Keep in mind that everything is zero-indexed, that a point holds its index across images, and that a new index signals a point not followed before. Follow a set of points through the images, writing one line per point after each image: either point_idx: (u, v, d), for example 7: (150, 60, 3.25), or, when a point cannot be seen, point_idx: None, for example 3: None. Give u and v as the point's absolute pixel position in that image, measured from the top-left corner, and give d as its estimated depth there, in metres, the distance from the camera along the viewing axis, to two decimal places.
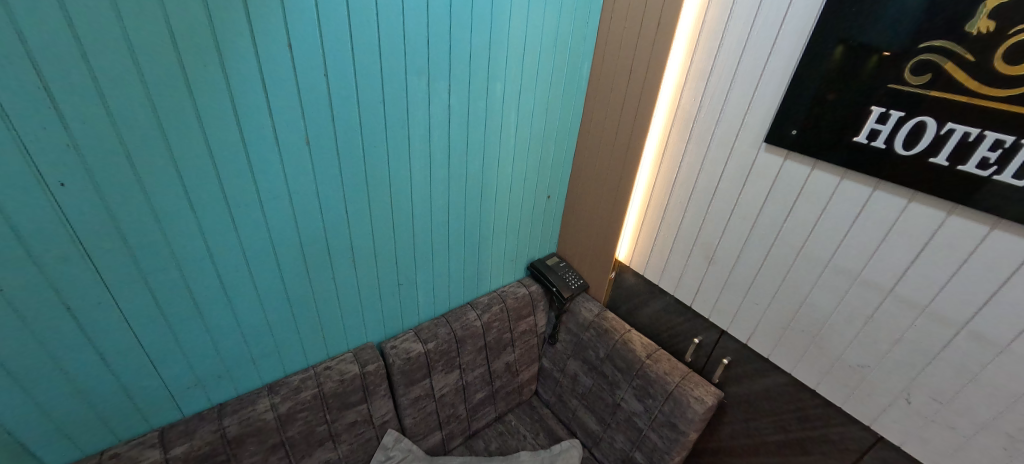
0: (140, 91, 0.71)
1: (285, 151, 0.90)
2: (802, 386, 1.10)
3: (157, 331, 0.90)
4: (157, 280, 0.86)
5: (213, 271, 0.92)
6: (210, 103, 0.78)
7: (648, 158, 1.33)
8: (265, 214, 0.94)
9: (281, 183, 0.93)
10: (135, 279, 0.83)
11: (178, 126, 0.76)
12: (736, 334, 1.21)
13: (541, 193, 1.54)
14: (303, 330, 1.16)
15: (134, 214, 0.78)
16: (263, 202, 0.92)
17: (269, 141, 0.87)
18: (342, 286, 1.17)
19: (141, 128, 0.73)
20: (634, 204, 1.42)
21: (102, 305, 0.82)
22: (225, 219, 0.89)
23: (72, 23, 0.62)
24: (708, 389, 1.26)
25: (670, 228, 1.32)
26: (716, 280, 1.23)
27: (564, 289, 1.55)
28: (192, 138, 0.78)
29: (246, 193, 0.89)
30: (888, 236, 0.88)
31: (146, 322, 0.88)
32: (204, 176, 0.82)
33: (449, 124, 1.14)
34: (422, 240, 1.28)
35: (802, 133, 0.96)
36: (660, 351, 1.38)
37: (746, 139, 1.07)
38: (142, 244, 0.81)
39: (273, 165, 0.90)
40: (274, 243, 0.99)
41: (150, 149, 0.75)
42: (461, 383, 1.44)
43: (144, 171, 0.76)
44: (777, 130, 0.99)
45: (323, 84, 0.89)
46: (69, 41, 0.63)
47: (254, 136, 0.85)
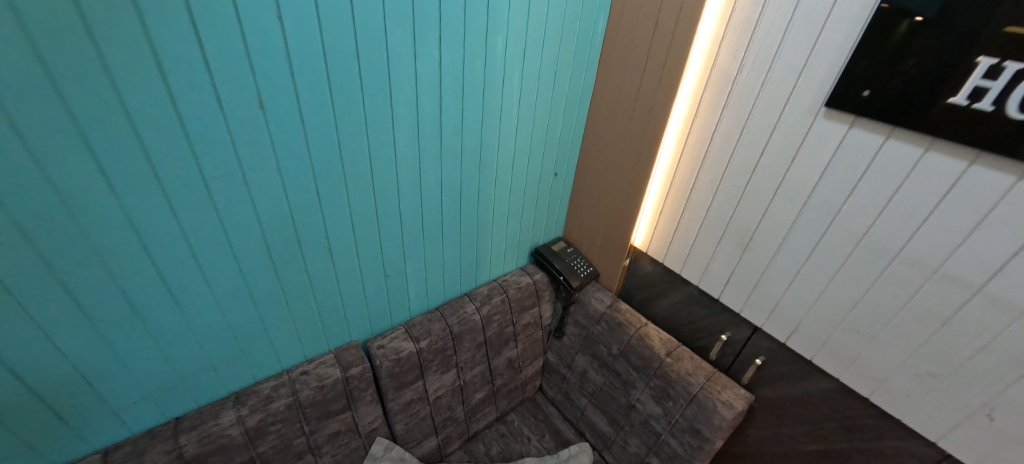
0: (13, 29, 0.51)
1: (234, 118, 0.71)
2: (851, 394, 0.96)
3: (84, 341, 0.73)
4: (76, 280, 0.68)
5: (151, 267, 0.74)
6: (122, 50, 0.58)
7: (672, 129, 1.14)
8: (213, 196, 0.75)
9: (230, 159, 0.74)
10: (46, 280, 0.66)
11: (76, 78, 0.56)
12: (772, 331, 1.06)
13: (547, 169, 1.35)
14: (272, 331, 0.99)
15: (29, 198, 0.60)
16: (208, 181, 0.73)
17: (210, 104, 0.68)
18: (315, 280, 1.00)
19: (24, 83, 0.54)
20: (654, 182, 1.24)
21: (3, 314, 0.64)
22: (160, 203, 0.70)
23: None
24: (736, 391, 1.12)
25: (697, 210, 1.14)
26: (751, 270, 1.06)
27: (572, 278, 1.39)
28: (101, 99, 0.59)
29: (184, 170, 0.70)
30: (985, 222, 0.71)
31: (68, 331, 0.71)
32: (124, 148, 0.63)
33: (441, 88, 0.95)
34: (410, 224, 1.10)
35: (874, 95, 0.77)
36: (681, 348, 1.24)
37: (801, 103, 0.88)
38: (49, 237, 0.63)
39: (216, 134, 0.70)
40: (227, 230, 0.80)
41: (41, 112, 0.56)
42: (459, 383, 1.29)
43: (36, 142, 0.57)
44: (843, 91, 0.81)
45: (278, 29, 0.68)
46: None
47: (189, 96, 0.65)
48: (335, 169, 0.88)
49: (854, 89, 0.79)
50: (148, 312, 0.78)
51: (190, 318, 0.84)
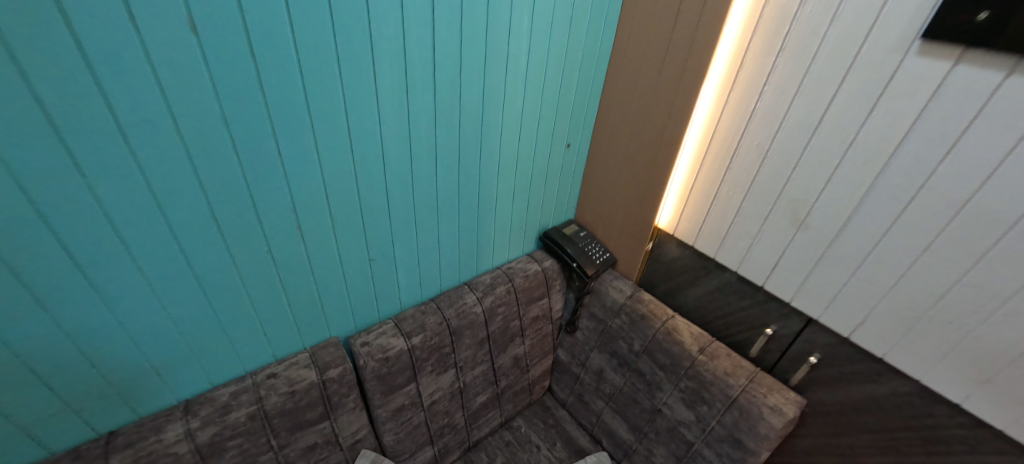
0: None
1: (155, 41, 0.52)
2: (934, 399, 0.79)
3: None
4: None
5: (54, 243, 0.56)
6: None
7: (710, 85, 0.95)
8: (136, 151, 0.57)
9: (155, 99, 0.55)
10: None
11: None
12: (832, 324, 0.89)
13: (559, 138, 1.17)
14: (230, 326, 0.81)
15: None
16: (126, 130, 0.55)
17: (117, 17, 0.48)
18: (281, 264, 0.81)
19: None
20: (685, 151, 1.05)
21: None
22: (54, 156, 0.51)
23: None
24: (785, 394, 0.95)
25: (738, 182, 0.96)
26: (807, 252, 0.88)
27: (586, 265, 1.21)
28: None
29: (84, 111, 0.51)
30: None
31: None
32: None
33: (433, 25, 0.76)
34: (398, 198, 0.91)
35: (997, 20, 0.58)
36: (715, 344, 1.07)
37: (886, 37, 0.69)
38: None
39: (127, 61, 0.51)
40: (158, 197, 0.61)
41: None
42: (458, 386, 1.12)
43: None
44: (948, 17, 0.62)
45: None
46: None
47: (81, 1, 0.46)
48: (302, 123, 0.69)
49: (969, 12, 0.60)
50: (55, 302, 0.60)
51: (116, 310, 0.66)
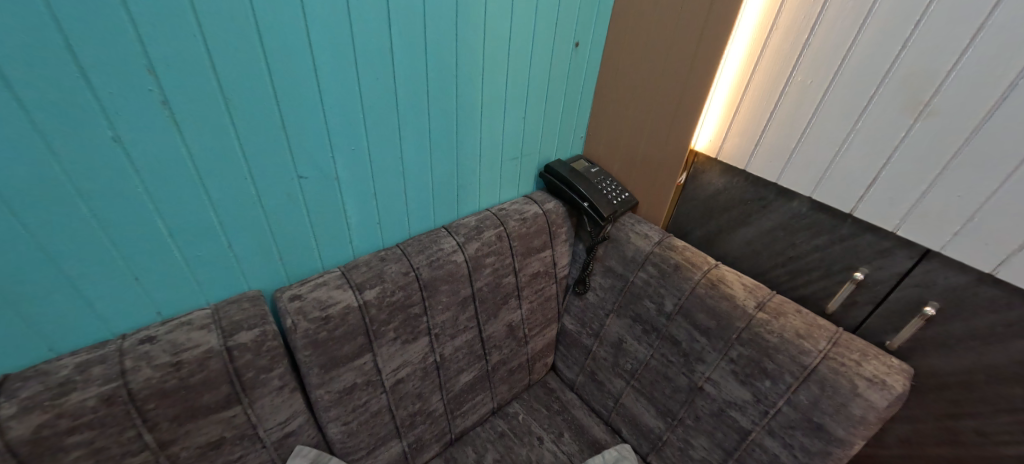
0: None
1: None
2: None
3: None
4: None
5: None
6: None
7: None
8: None
9: None
10: None
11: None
12: (968, 257, 0.61)
13: (564, 34, 0.86)
14: (66, 261, 0.52)
15: None
16: None
17: None
18: (143, 165, 0.52)
19: None
20: (737, 36, 0.76)
21: None
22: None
23: None
24: (886, 362, 0.67)
25: (824, 64, 0.68)
26: (931, 152, 0.61)
27: (600, 204, 0.93)
28: None
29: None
30: None
31: None
32: None
33: None
34: (332, 83, 0.62)
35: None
36: (778, 298, 0.79)
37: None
38: None
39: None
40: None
41: None
42: (433, 360, 0.84)
43: None
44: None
45: None
46: None
47: None
48: None
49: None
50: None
51: None
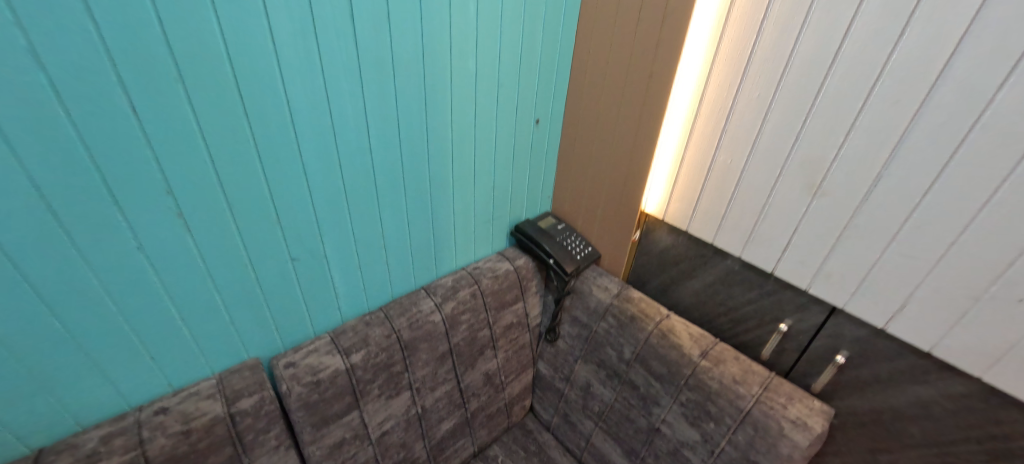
0: None
1: None
2: (1001, 401, 0.61)
3: None
4: None
5: None
6: None
7: (697, 35, 0.80)
8: None
9: None
10: None
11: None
12: (861, 314, 0.72)
13: (525, 114, 0.99)
14: (93, 349, 0.61)
15: None
16: None
17: None
18: (166, 269, 0.61)
19: None
20: (672, 119, 0.89)
21: None
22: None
23: None
24: (809, 404, 0.77)
25: (738, 148, 0.80)
26: (827, 223, 0.72)
27: (565, 261, 1.04)
28: None
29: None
30: None
31: None
32: None
33: None
34: (321, 180, 0.73)
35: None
36: (720, 346, 0.89)
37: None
38: None
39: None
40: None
41: None
42: (415, 411, 0.93)
43: None
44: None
45: None
46: None
47: None
48: (164, 68, 0.51)
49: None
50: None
51: None
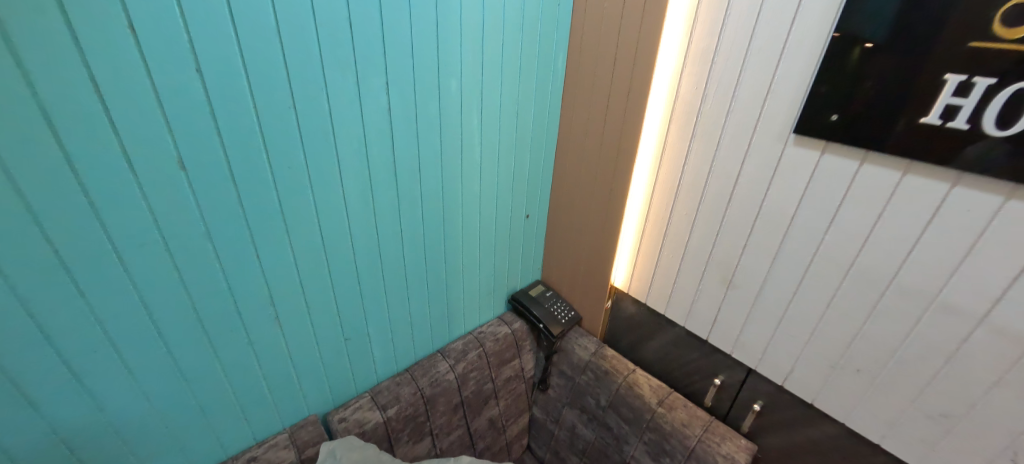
0: None
1: (149, 183, 0.59)
2: (860, 439, 0.86)
3: None
4: None
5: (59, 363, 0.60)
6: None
7: (643, 164, 1.09)
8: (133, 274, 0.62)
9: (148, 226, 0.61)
10: None
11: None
12: (768, 374, 0.97)
13: (518, 212, 1.26)
14: (216, 420, 0.83)
15: None
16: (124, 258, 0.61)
17: (117, 169, 0.56)
18: (265, 357, 0.85)
19: None
20: (629, 219, 1.17)
21: None
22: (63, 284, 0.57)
23: None
24: (737, 442, 1.01)
25: (676, 246, 1.07)
26: (739, 307, 0.98)
27: (552, 325, 1.29)
28: None
29: (89, 241, 0.57)
30: (976, 248, 0.65)
31: None
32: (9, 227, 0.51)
33: (393, 139, 0.85)
34: (370, 284, 0.97)
35: (885, 42, 0.66)
36: (674, 395, 1.13)
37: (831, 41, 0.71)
38: None
39: (125, 197, 0.58)
40: (150, 309, 0.66)
41: None
42: (435, 452, 1.17)
43: None
44: (851, 30, 0.68)
45: (197, 84, 0.58)
46: None
47: (88, 160, 0.53)
48: (279, 230, 0.76)
49: (889, 20, 0.64)
50: (61, 420, 0.64)
51: (111, 419, 0.68)
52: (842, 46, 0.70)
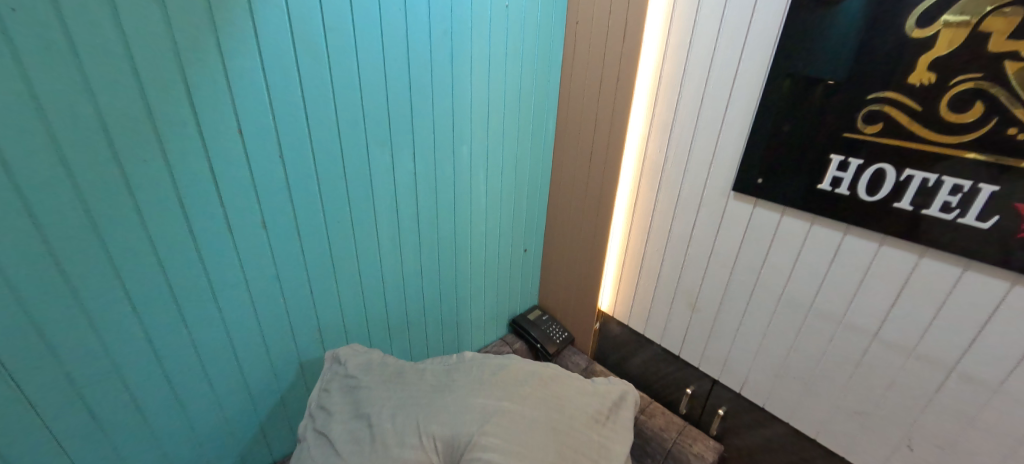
0: (69, 191, 0.60)
1: (240, 236, 0.79)
2: (803, 436, 1.05)
3: (95, 453, 0.74)
4: (94, 393, 0.71)
5: (162, 376, 0.78)
6: (153, 196, 0.67)
7: (621, 207, 1.32)
8: (221, 307, 0.82)
9: (235, 270, 0.81)
10: (70, 396, 0.69)
11: (107, 207, 0.64)
12: (729, 383, 1.17)
13: (518, 247, 1.47)
14: (269, 428, 1.00)
15: (65, 327, 0.65)
16: (217, 293, 0.80)
17: (222, 229, 0.76)
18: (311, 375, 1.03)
19: (73, 232, 0.62)
20: (611, 252, 1.40)
21: (30, 433, 0.67)
22: (170, 310, 0.75)
23: (46, 121, 0.56)
24: (706, 443, 1.18)
25: (651, 275, 1.29)
26: (702, 326, 1.19)
27: (549, 345, 1.48)
28: (131, 231, 0.67)
29: (192, 277, 0.76)
30: (865, 279, 0.88)
31: (88, 444, 0.73)
32: (147, 273, 0.71)
33: (416, 192, 1.07)
34: (395, 312, 1.17)
35: (844, 81, 0.82)
36: (654, 404, 1.31)
37: (795, 82, 0.89)
38: (82, 361, 0.68)
39: (222, 247, 0.78)
40: (231, 332, 0.85)
41: (84, 254, 0.64)
42: None
43: (77, 278, 0.64)
44: (815, 74, 0.86)
45: (279, 165, 0.80)
46: (41, 142, 0.57)
47: (203, 223, 0.74)
48: (327, 270, 0.96)
49: (848, 64, 0.81)
50: (155, 416, 0.80)
51: (193, 422, 0.85)
52: (808, 84, 0.87)
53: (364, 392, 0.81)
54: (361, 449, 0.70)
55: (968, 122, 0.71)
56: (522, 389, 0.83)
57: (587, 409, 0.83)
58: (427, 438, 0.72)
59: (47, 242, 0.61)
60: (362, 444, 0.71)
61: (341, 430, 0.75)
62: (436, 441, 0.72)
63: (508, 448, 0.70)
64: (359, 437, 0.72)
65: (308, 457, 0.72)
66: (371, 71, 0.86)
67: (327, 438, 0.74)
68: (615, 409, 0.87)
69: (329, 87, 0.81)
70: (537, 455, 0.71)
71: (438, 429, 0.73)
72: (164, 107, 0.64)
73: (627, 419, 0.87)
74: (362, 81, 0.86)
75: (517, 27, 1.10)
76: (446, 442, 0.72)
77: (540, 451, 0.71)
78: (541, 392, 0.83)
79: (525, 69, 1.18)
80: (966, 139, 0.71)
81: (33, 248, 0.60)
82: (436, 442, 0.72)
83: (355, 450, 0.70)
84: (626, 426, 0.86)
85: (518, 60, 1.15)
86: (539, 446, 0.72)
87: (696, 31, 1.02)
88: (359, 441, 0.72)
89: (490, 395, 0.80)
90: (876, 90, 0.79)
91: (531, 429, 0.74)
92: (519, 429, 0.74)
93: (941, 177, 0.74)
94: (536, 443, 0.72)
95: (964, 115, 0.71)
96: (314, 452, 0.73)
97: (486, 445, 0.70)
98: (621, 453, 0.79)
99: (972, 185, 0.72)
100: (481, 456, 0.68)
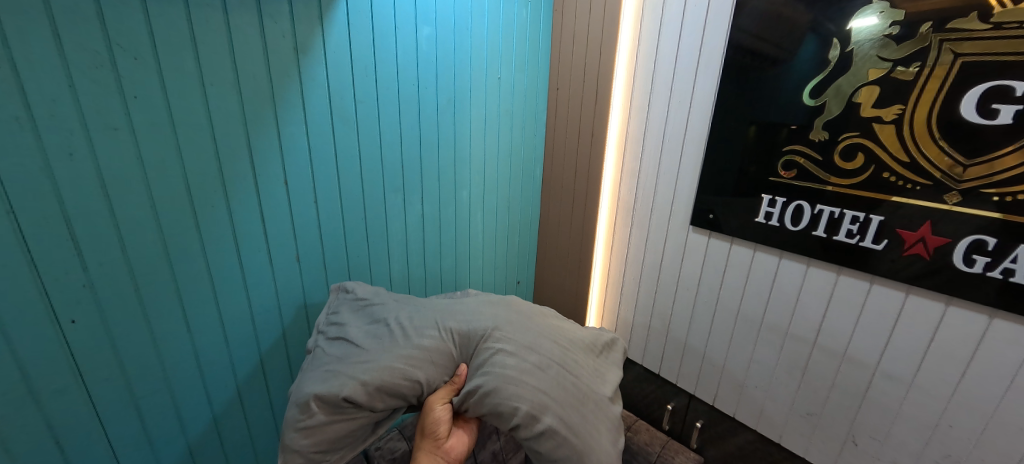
0: (154, 229, 0.76)
1: (277, 266, 0.96)
2: (768, 441, 1.19)
3: (139, 460, 0.83)
4: (147, 402, 0.82)
5: (202, 389, 0.89)
6: (215, 234, 0.84)
7: (601, 241, 1.52)
8: (256, 325, 0.96)
9: (270, 294, 0.97)
10: (127, 406, 0.80)
11: (180, 244, 0.80)
12: (703, 396, 1.31)
13: (511, 280, 1.62)
14: None
15: (134, 343, 0.78)
16: (254, 313, 0.95)
17: (263, 261, 0.93)
18: None
19: (152, 263, 0.78)
20: (595, 280, 1.58)
21: (90, 438, 0.77)
22: (216, 330, 0.89)
23: (147, 176, 0.74)
24: (686, 454, 1.27)
25: (630, 300, 1.46)
26: (676, 344, 1.34)
27: None
28: (193, 260, 0.82)
29: (235, 301, 0.91)
30: (801, 295, 1.06)
31: (132, 450, 0.82)
32: (201, 297, 0.85)
33: (423, 230, 1.25)
34: None
35: (804, 124, 0.98)
36: (638, 422, 1.42)
37: (759, 128, 1.05)
38: (141, 375, 0.80)
39: (263, 275, 0.94)
40: (262, 353, 0.98)
41: (156, 281, 0.79)
42: None
43: (149, 300, 0.78)
44: (775, 121, 1.03)
45: (312, 208, 0.99)
46: (142, 193, 0.74)
47: (250, 255, 0.90)
48: None
49: (806, 114, 0.97)
50: (192, 428, 0.89)
51: (223, 436, 0.95)
52: (772, 129, 1.04)
53: (378, 307, 0.85)
54: (380, 340, 0.75)
55: (855, 169, 0.92)
56: (530, 310, 0.87)
57: (589, 337, 0.86)
58: (445, 332, 0.77)
59: (132, 270, 0.76)
60: (380, 337, 0.76)
61: (358, 331, 0.79)
62: (453, 334, 0.77)
63: (519, 341, 0.75)
64: (376, 333, 0.77)
65: (324, 354, 0.76)
66: (389, 134, 1.08)
67: (342, 338, 0.78)
68: (609, 344, 0.88)
69: (356, 147, 1.02)
70: (546, 351, 0.76)
71: (454, 324, 0.78)
72: (230, 163, 0.83)
73: (619, 356, 0.88)
74: (382, 141, 1.07)
75: (507, 93, 1.34)
76: (463, 334, 0.77)
77: (549, 349, 0.76)
78: (546, 316, 0.87)
79: (514, 126, 1.41)
80: (855, 181, 0.92)
81: (121, 276, 0.75)
82: (453, 335, 0.77)
83: (374, 341, 0.75)
84: (617, 357, 0.88)
85: (508, 120, 1.38)
86: (549, 347, 0.77)
87: (652, 97, 1.26)
88: (378, 335, 0.76)
89: (498, 309, 0.84)
90: (789, 143, 1.01)
91: (540, 333, 0.79)
92: (527, 330, 0.78)
93: (843, 210, 0.95)
94: (545, 344, 0.77)
95: (851, 163, 0.92)
96: (329, 350, 0.76)
97: (500, 338, 0.75)
98: (619, 380, 0.82)
99: (866, 216, 0.92)
100: (497, 345, 0.73)
